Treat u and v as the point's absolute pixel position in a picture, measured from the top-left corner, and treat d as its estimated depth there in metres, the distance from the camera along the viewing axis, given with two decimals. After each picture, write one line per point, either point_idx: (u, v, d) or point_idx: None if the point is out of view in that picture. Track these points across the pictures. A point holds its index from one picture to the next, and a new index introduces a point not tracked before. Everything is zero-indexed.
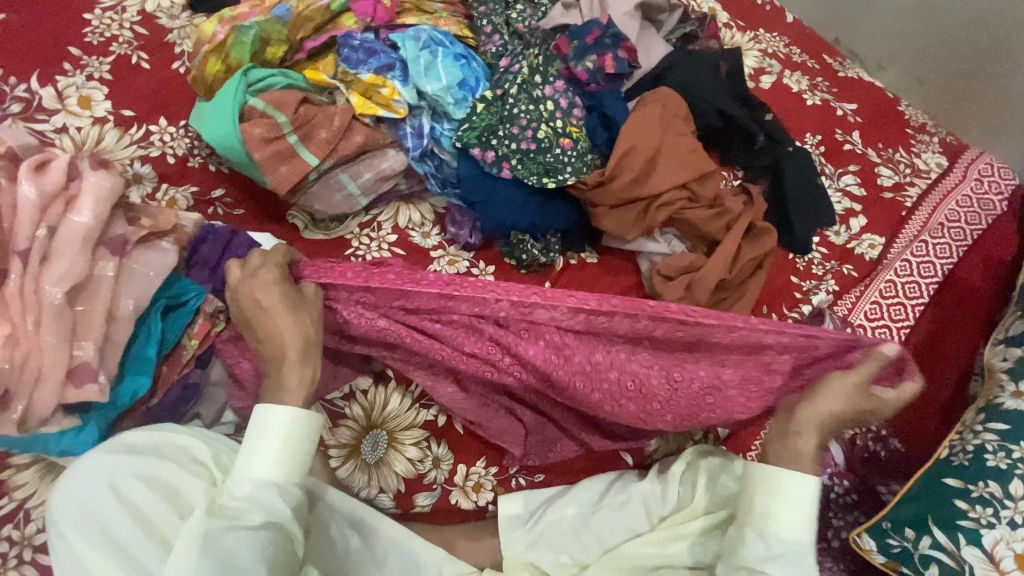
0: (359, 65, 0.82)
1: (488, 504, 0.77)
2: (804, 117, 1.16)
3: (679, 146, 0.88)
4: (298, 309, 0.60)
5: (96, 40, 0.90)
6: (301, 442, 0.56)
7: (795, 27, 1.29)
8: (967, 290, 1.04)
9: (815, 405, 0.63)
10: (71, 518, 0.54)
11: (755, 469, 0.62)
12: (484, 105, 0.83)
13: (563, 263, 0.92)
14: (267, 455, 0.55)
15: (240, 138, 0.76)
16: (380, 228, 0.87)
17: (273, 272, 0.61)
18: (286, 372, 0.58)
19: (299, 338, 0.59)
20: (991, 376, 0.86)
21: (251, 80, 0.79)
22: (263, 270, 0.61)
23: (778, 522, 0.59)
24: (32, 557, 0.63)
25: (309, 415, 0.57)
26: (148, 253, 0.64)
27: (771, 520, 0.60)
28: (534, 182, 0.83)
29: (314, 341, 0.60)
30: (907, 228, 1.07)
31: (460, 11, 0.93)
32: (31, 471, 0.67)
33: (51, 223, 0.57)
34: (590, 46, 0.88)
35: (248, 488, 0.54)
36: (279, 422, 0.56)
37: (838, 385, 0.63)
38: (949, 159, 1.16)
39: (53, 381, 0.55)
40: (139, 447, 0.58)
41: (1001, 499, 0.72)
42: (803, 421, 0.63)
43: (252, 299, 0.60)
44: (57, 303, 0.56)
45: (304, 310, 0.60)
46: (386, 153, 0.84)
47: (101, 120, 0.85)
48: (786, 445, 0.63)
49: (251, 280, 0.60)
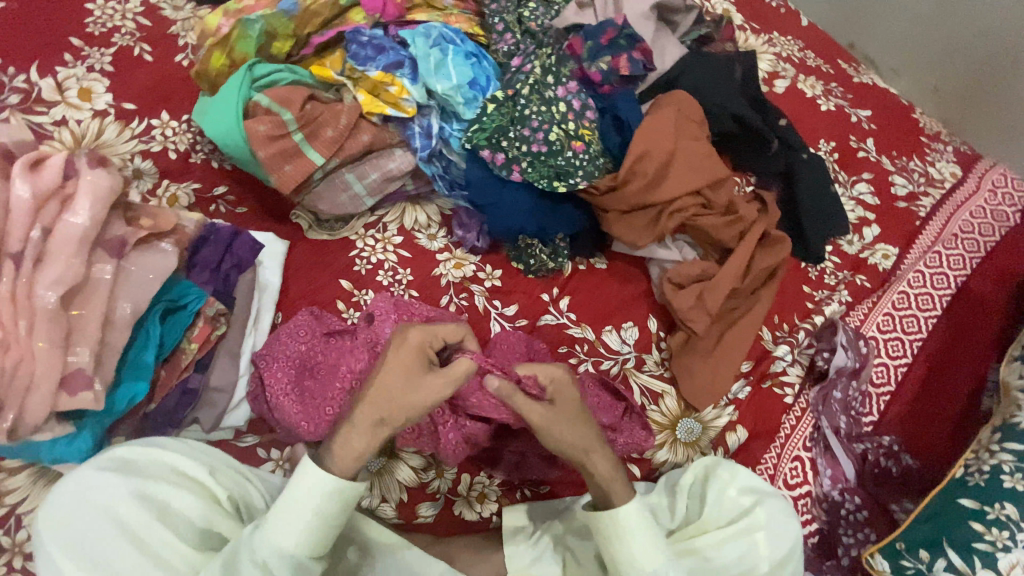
0: (367, 62, 0.80)
1: (492, 515, 0.75)
2: (818, 123, 1.13)
3: (693, 151, 0.85)
4: (418, 378, 0.58)
5: (97, 30, 0.87)
6: (332, 515, 0.56)
7: (810, 31, 1.27)
8: (982, 302, 1.02)
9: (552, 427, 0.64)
10: (63, 538, 0.52)
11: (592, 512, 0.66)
12: (495, 105, 0.80)
13: (571, 268, 0.90)
14: (299, 519, 0.55)
15: (243, 135, 0.73)
16: (386, 229, 0.85)
17: (419, 340, 0.60)
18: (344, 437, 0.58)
19: (381, 413, 0.58)
20: (1007, 394, 0.84)
21: (256, 75, 0.77)
22: (415, 336, 0.60)
23: (628, 543, 0.63)
24: (22, 564, 0.62)
25: (339, 490, 0.56)
26: (147, 254, 0.62)
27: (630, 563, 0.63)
28: (543, 185, 0.80)
29: (395, 422, 0.58)
30: (921, 239, 1.05)
31: (471, 8, 0.91)
32: (23, 475, 0.65)
33: (45, 224, 0.56)
34: (604, 47, 0.86)
35: (266, 555, 0.54)
36: (320, 490, 0.55)
37: (565, 401, 0.65)
38: (963, 168, 1.14)
39: (46, 389, 0.54)
40: (134, 463, 0.57)
41: (1018, 521, 0.70)
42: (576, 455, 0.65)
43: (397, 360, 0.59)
44: (51, 308, 0.54)
45: (411, 399, 0.58)
46: (392, 153, 0.82)
47: (102, 113, 0.83)
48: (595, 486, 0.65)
49: (404, 337, 0.60)
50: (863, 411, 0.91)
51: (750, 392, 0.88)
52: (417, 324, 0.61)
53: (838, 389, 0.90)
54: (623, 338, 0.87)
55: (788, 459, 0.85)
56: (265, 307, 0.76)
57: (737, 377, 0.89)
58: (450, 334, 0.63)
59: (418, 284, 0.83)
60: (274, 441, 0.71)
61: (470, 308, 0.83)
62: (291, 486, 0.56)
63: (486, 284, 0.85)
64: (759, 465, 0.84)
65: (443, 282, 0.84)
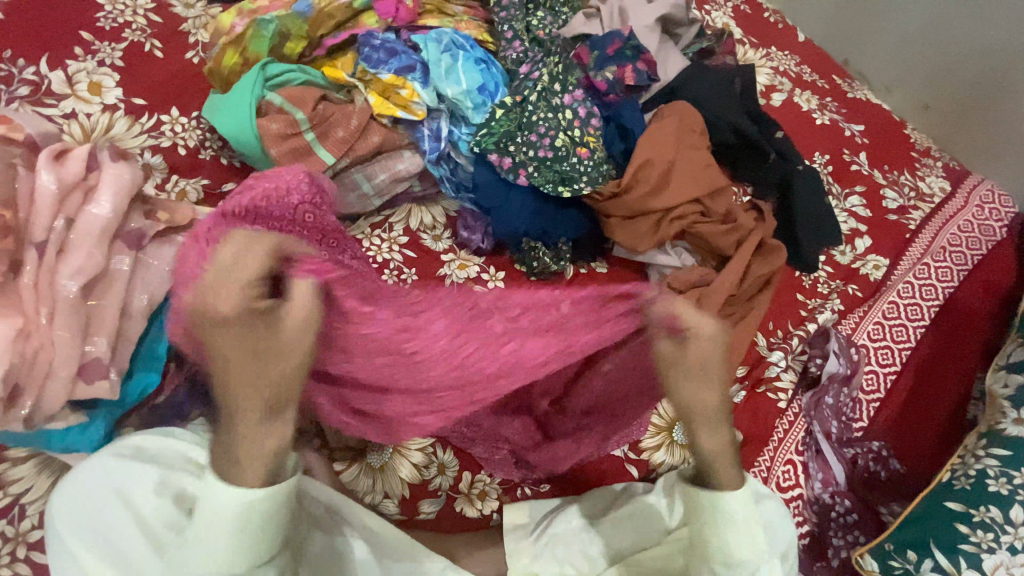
0: (380, 65, 0.82)
1: (493, 512, 0.76)
2: (813, 136, 1.17)
3: (695, 160, 0.88)
4: (263, 344, 0.45)
5: (108, 25, 0.88)
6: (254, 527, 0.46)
7: (805, 47, 1.30)
8: (968, 314, 1.05)
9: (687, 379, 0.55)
10: (72, 523, 0.53)
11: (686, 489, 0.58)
12: (503, 111, 0.82)
13: (572, 272, 0.91)
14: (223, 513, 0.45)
15: (257, 134, 0.75)
16: (392, 230, 0.86)
17: (235, 298, 0.44)
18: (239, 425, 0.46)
19: (256, 386, 0.45)
20: (992, 402, 0.87)
21: (269, 74, 0.78)
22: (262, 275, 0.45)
23: (723, 533, 0.55)
24: (26, 554, 0.62)
25: (258, 500, 0.46)
26: (165, 249, 0.64)
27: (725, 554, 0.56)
28: (549, 190, 0.82)
29: (278, 388, 0.46)
30: (911, 251, 1.08)
31: (480, 16, 0.93)
32: (28, 465, 0.66)
33: (69, 214, 0.57)
34: (610, 57, 0.89)
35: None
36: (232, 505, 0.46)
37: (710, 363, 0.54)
38: (952, 183, 1.18)
39: (64, 377, 0.55)
40: (149, 452, 0.59)
41: (1002, 524, 0.73)
42: (693, 414, 0.55)
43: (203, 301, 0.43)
44: (73, 297, 0.55)
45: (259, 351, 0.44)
46: (401, 155, 0.84)
47: (111, 107, 0.83)
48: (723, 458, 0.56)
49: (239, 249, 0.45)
50: (853, 416, 0.93)
51: (745, 396, 0.89)
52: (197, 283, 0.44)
53: (830, 395, 0.92)
54: None
55: (781, 462, 0.86)
56: None
57: (733, 380, 0.90)
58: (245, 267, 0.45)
59: (423, 284, 0.84)
60: None
61: None
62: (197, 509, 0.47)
63: (489, 285, 0.87)
64: (754, 467, 0.85)
65: (447, 282, 0.85)
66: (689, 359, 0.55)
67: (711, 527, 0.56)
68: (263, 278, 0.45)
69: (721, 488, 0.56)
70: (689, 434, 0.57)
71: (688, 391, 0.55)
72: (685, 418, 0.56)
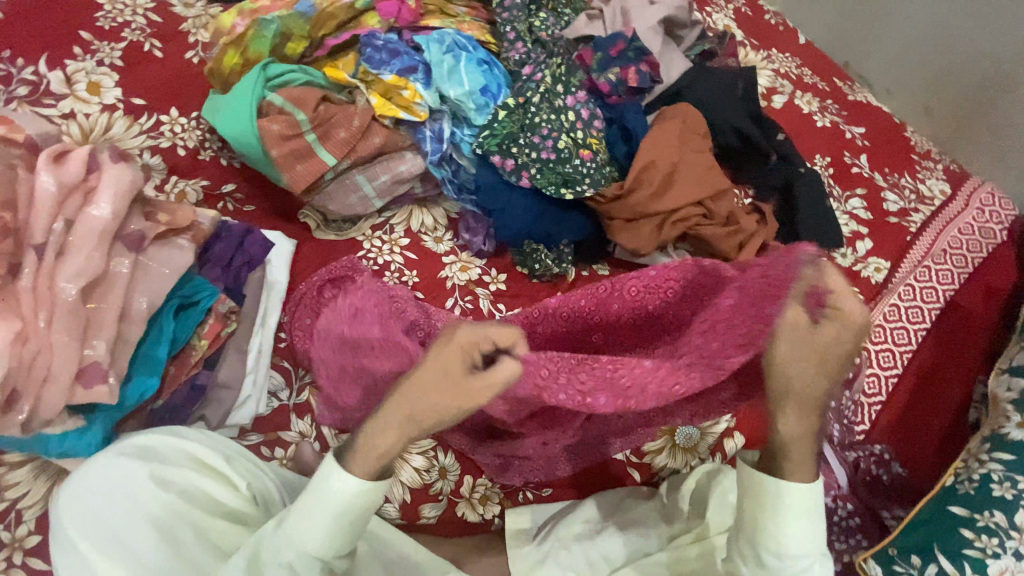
0: (381, 66, 0.81)
1: (494, 517, 0.76)
2: (814, 139, 1.16)
3: (697, 163, 0.87)
4: (454, 388, 0.49)
5: (107, 25, 0.87)
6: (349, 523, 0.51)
7: (806, 49, 1.30)
8: (969, 316, 1.05)
9: (792, 350, 0.53)
10: (82, 525, 0.52)
11: (749, 470, 0.58)
12: (506, 112, 0.81)
13: (575, 274, 0.91)
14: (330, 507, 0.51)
15: (258, 135, 0.74)
16: (392, 232, 0.85)
17: (469, 341, 0.50)
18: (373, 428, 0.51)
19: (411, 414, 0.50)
20: (996, 406, 0.87)
21: (270, 75, 0.78)
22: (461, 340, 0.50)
23: (774, 516, 0.56)
24: (22, 560, 0.61)
25: (362, 492, 0.51)
26: (164, 250, 0.63)
27: (774, 538, 0.56)
28: (551, 192, 0.82)
29: (423, 425, 0.51)
30: (912, 253, 1.08)
31: (482, 16, 0.93)
32: (24, 470, 0.65)
33: (68, 217, 0.56)
34: (613, 59, 0.88)
35: (291, 558, 0.51)
36: (344, 491, 0.51)
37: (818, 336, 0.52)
38: (952, 186, 1.18)
39: (62, 381, 0.54)
40: (155, 451, 0.57)
41: (1007, 529, 0.73)
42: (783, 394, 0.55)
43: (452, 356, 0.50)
44: (72, 300, 0.55)
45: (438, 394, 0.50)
46: (403, 156, 0.83)
47: (110, 107, 0.82)
48: (802, 446, 0.55)
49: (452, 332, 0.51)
50: (855, 419, 0.93)
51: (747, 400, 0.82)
52: (470, 324, 0.50)
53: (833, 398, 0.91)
54: None
55: None
56: (273, 306, 0.75)
57: None
58: (502, 338, 0.50)
59: (424, 286, 0.83)
60: (279, 440, 0.70)
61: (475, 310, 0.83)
62: (313, 486, 0.52)
63: (491, 288, 0.86)
64: None
65: (448, 284, 0.84)
66: (796, 341, 0.52)
67: (772, 513, 0.56)
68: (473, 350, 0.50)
69: (790, 475, 0.56)
70: (772, 414, 0.56)
71: (790, 369, 0.53)
72: (778, 395, 0.55)
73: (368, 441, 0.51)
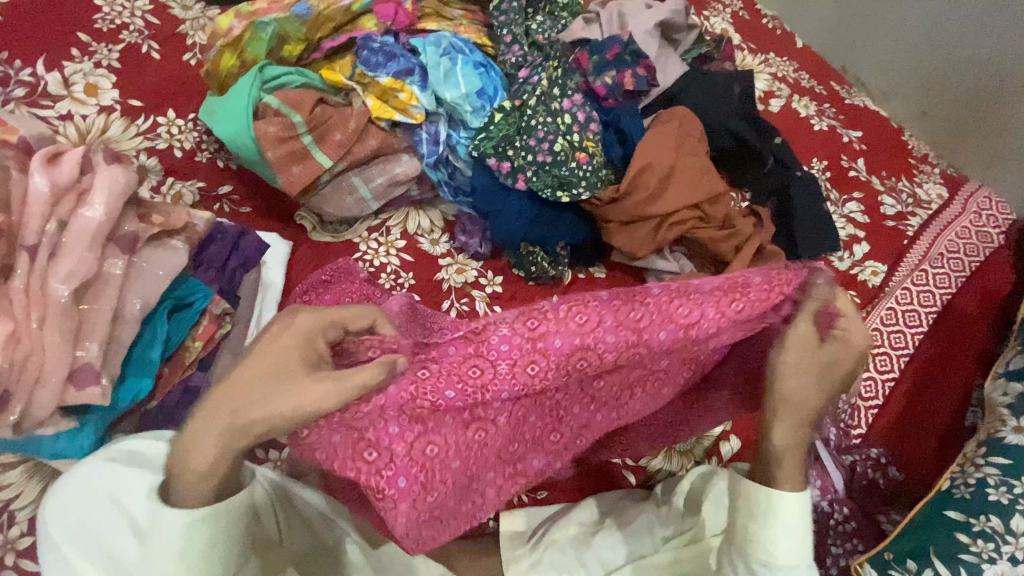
0: (378, 68, 0.82)
1: (489, 520, 0.76)
2: (812, 142, 1.17)
3: (694, 166, 0.87)
4: (293, 376, 0.48)
5: (105, 26, 0.88)
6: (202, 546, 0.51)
7: (804, 53, 1.31)
8: (967, 320, 1.05)
9: (795, 362, 0.54)
10: (67, 533, 0.50)
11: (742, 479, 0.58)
12: (502, 115, 0.82)
13: (571, 277, 0.91)
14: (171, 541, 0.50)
15: (253, 136, 0.74)
16: (389, 233, 0.85)
17: (313, 328, 0.51)
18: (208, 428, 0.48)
19: (231, 414, 0.48)
20: (992, 410, 0.87)
21: (266, 77, 0.78)
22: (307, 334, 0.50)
23: (768, 525, 0.56)
24: (14, 561, 0.61)
25: (201, 518, 0.51)
26: (158, 252, 0.63)
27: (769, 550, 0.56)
28: (547, 195, 0.82)
29: (269, 425, 0.48)
30: (909, 257, 1.08)
31: (479, 20, 0.93)
32: (18, 471, 0.65)
33: (61, 217, 0.56)
34: (609, 62, 0.88)
35: None
36: (180, 524, 0.51)
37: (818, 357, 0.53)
38: (950, 190, 1.18)
39: (54, 382, 0.54)
40: (143, 456, 0.56)
41: (1003, 534, 0.72)
42: (779, 409, 0.56)
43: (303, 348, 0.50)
44: (64, 301, 0.55)
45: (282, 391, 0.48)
46: (399, 158, 0.83)
47: (107, 109, 0.83)
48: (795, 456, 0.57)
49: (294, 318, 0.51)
50: (852, 423, 0.93)
51: None
52: (312, 309, 0.52)
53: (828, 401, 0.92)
54: None
55: None
56: (268, 309, 0.76)
57: None
58: (354, 322, 0.53)
59: (420, 288, 0.83)
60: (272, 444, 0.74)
61: (471, 312, 0.84)
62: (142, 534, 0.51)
63: (487, 290, 0.86)
64: None
65: (444, 286, 0.84)
66: (800, 356, 0.53)
67: (760, 525, 0.57)
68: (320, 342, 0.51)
69: (783, 484, 0.57)
70: (766, 425, 0.57)
71: (781, 384, 0.54)
72: (773, 407, 0.56)
73: (185, 451, 0.49)
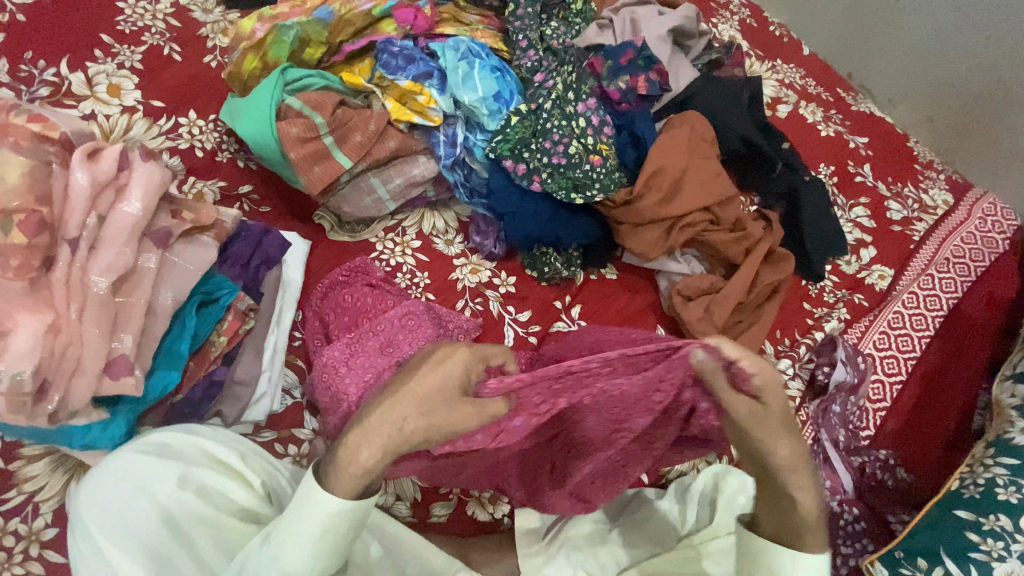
0: (398, 71, 0.83)
1: (504, 516, 0.77)
2: (819, 147, 1.18)
3: (706, 170, 0.89)
4: (455, 400, 0.50)
5: (128, 29, 0.89)
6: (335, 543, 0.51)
7: (811, 60, 1.33)
8: (973, 324, 1.06)
9: (753, 416, 0.53)
10: (99, 521, 0.51)
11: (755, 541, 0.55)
12: (518, 117, 0.83)
13: (583, 277, 0.92)
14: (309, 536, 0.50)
15: (276, 136, 0.76)
16: (405, 234, 0.87)
17: (467, 362, 0.52)
18: (358, 441, 0.50)
19: (398, 424, 0.49)
20: (999, 412, 0.88)
21: (288, 79, 0.80)
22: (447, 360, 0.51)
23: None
24: (39, 553, 0.62)
25: (346, 511, 0.50)
26: (190, 248, 0.65)
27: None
28: (562, 197, 0.83)
29: (412, 442, 0.50)
30: (915, 261, 1.09)
31: (494, 25, 0.95)
32: (42, 463, 0.66)
33: (100, 212, 0.58)
34: (623, 67, 0.90)
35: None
36: (322, 510, 0.50)
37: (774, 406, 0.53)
38: (955, 196, 1.20)
39: (91, 372, 0.55)
40: (171, 449, 0.57)
41: (1012, 532, 0.73)
42: (786, 474, 0.53)
43: (432, 381, 0.50)
44: (102, 293, 0.56)
45: (432, 422, 0.50)
46: (417, 160, 0.85)
47: (131, 109, 0.84)
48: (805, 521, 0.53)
49: (452, 349, 0.52)
50: (860, 425, 0.94)
51: None
52: (469, 343, 0.53)
53: (837, 403, 0.92)
54: None
55: None
56: (288, 306, 0.77)
57: None
58: (494, 357, 0.54)
59: (435, 288, 0.85)
60: (292, 437, 0.72)
61: (485, 312, 0.85)
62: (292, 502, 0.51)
63: (501, 290, 0.87)
64: None
65: (459, 286, 0.86)
66: (751, 416, 0.53)
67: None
68: (462, 378, 0.51)
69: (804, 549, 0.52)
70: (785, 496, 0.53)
71: (760, 445, 0.53)
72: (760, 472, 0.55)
73: (350, 452, 0.49)
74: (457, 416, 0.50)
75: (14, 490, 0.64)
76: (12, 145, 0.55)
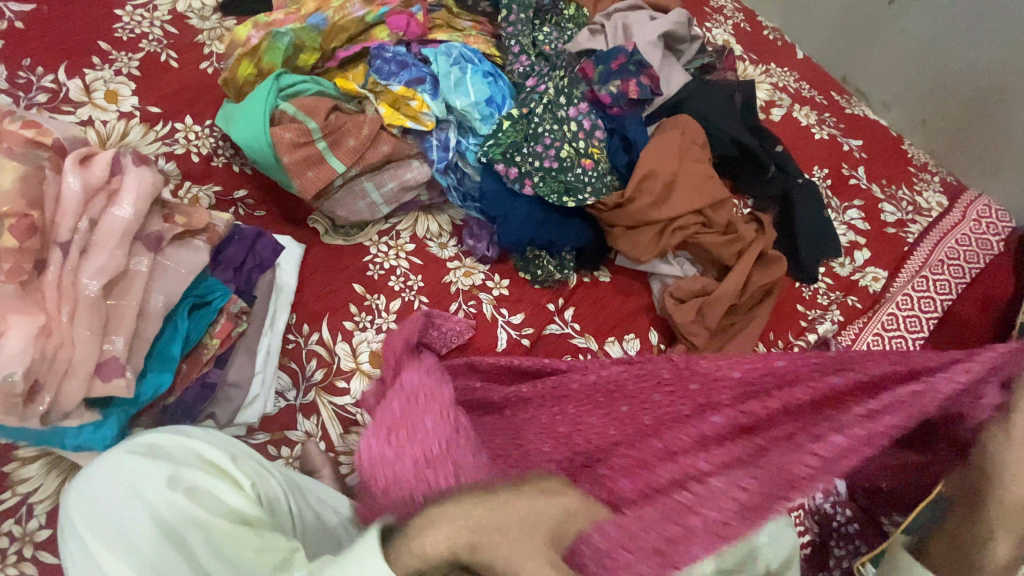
0: (390, 77, 0.84)
1: None
2: (812, 151, 1.19)
3: (697, 173, 0.89)
4: (543, 545, 0.39)
5: (126, 36, 0.90)
6: None
7: (804, 64, 1.33)
8: (967, 326, 1.06)
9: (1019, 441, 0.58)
10: (90, 520, 0.52)
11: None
12: (510, 122, 0.84)
13: (576, 280, 0.93)
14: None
15: (270, 141, 0.76)
16: (399, 237, 0.88)
17: (563, 510, 0.43)
18: (426, 534, 0.39)
19: (477, 522, 0.40)
20: None
21: (283, 84, 0.80)
22: (561, 498, 0.44)
23: None
24: (32, 554, 0.62)
25: None
26: (182, 251, 0.66)
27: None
28: (553, 200, 0.84)
29: (483, 560, 0.39)
30: (909, 263, 1.10)
31: (488, 31, 0.96)
32: (36, 465, 0.66)
33: (92, 216, 0.59)
34: (615, 72, 0.91)
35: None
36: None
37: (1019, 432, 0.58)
38: (949, 198, 1.20)
39: (82, 374, 0.56)
40: (162, 449, 0.58)
41: None
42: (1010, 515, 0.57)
43: (528, 507, 0.42)
44: (94, 295, 0.57)
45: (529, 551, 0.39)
46: (410, 164, 0.86)
47: (127, 115, 0.85)
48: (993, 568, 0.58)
49: (562, 491, 0.45)
50: None
51: None
52: (579, 494, 0.46)
53: None
54: (625, 348, 0.90)
55: None
56: (281, 309, 0.78)
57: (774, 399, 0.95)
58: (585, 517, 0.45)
59: (428, 290, 0.85)
60: (284, 439, 0.73)
61: (478, 315, 0.86)
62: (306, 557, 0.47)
63: (494, 293, 0.88)
64: None
65: (453, 289, 0.86)
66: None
67: None
68: (561, 520, 0.42)
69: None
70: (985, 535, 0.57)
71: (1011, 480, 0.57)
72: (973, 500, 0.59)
73: (416, 530, 0.40)
74: (519, 572, 0.38)
75: (8, 491, 0.64)
76: (7, 150, 0.56)
